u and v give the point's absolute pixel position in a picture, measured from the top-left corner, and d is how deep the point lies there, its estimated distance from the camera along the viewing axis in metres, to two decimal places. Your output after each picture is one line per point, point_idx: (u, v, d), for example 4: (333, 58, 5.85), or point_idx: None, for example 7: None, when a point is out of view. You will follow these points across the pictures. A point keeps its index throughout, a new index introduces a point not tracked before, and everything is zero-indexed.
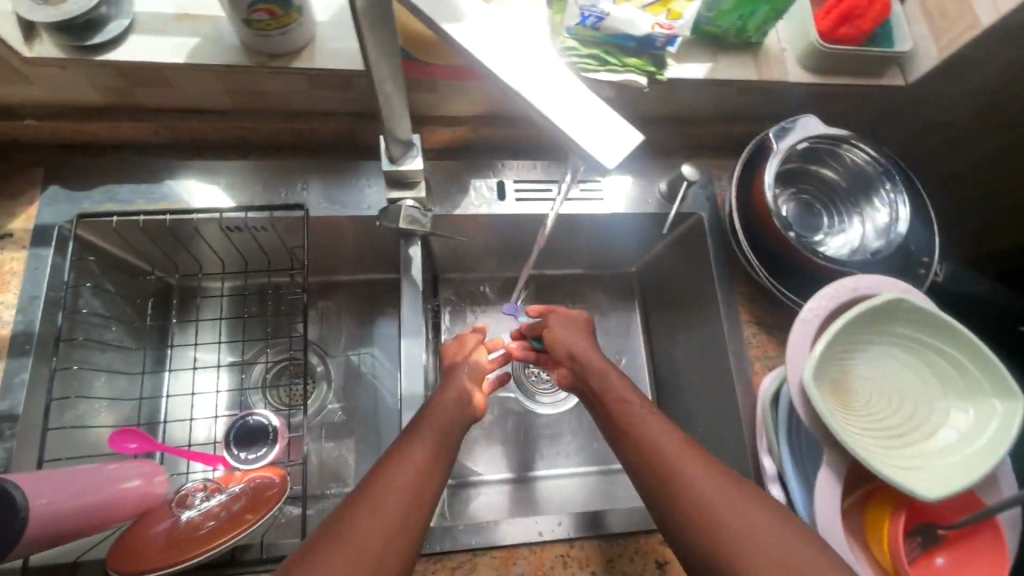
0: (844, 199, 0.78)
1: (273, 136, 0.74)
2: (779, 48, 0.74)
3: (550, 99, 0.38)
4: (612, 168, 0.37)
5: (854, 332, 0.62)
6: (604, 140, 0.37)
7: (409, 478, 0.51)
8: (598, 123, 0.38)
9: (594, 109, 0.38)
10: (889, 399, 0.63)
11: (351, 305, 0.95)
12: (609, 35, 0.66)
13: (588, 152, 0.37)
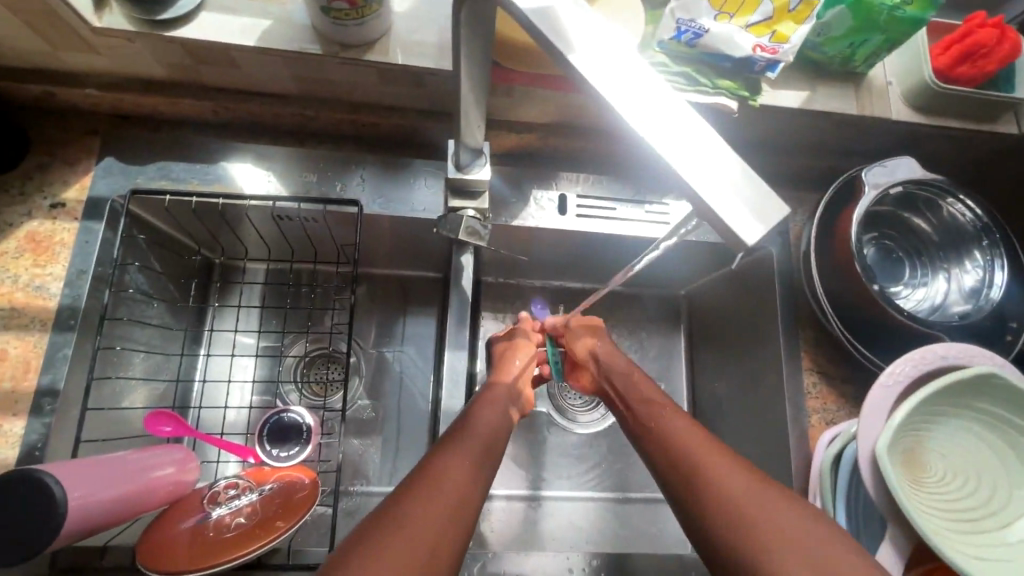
0: (932, 251, 0.72)
1: (333, 125, 0.71)
2: (884, 81, 0.68)
3: (679, 150, 0.31)
4: (751, 244, 0.31)
5: (936, 403, 0.57)
6: (744, 211, 0.31)
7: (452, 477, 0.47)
8: (738, 190, 0.31)
9: (730, 167, 0.31)
10: (964, 480, 0.58)
11: (385, 300, 0.91)
12: (705, 53, 0.61)
13: (723, 223, 0.31)
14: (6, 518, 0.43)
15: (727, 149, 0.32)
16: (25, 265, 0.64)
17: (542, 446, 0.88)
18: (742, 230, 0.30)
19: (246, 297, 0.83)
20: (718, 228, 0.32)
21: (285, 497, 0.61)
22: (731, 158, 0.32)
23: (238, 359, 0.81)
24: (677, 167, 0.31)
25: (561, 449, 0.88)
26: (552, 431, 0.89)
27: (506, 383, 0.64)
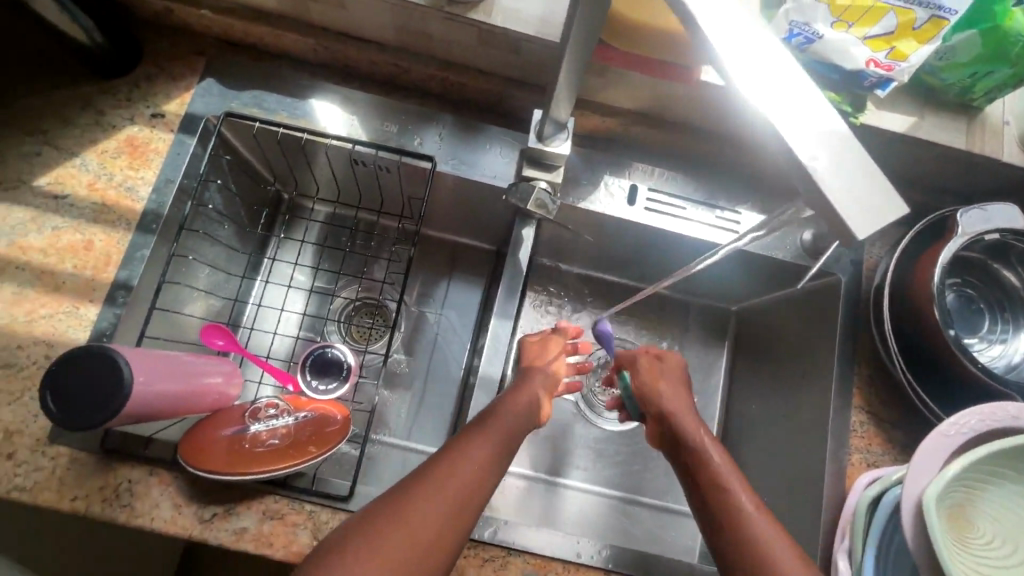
0: (1018, 306, 0.67)
1: (422, 81, 0.72)
2: (1001, 120, 0.64)
3: (789, 117, 0.31)
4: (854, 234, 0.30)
5: (1001, 462, 0.54)
6: (852, 194, 0.30)
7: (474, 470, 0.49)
8: (850, 171, 0.30)
9: (845, 149, 0.31)
10: (1015, 546, 0.55)
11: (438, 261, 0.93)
12: (816, 60, 0.58)
13: (827, 202, 0.30)
14: (83, 394, 0.46)
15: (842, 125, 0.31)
16: (121, 166, 0.68)
17: (559, 432, 0.88)
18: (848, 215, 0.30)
19: (308, 234, 0.86)
20: (818, 210, 0.31)
21: (317, 427, 0.64)
22: (845, 134, 0.31)
23: (289, 291, 0.84)
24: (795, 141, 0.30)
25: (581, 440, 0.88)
26: (576, 420, 0.89)
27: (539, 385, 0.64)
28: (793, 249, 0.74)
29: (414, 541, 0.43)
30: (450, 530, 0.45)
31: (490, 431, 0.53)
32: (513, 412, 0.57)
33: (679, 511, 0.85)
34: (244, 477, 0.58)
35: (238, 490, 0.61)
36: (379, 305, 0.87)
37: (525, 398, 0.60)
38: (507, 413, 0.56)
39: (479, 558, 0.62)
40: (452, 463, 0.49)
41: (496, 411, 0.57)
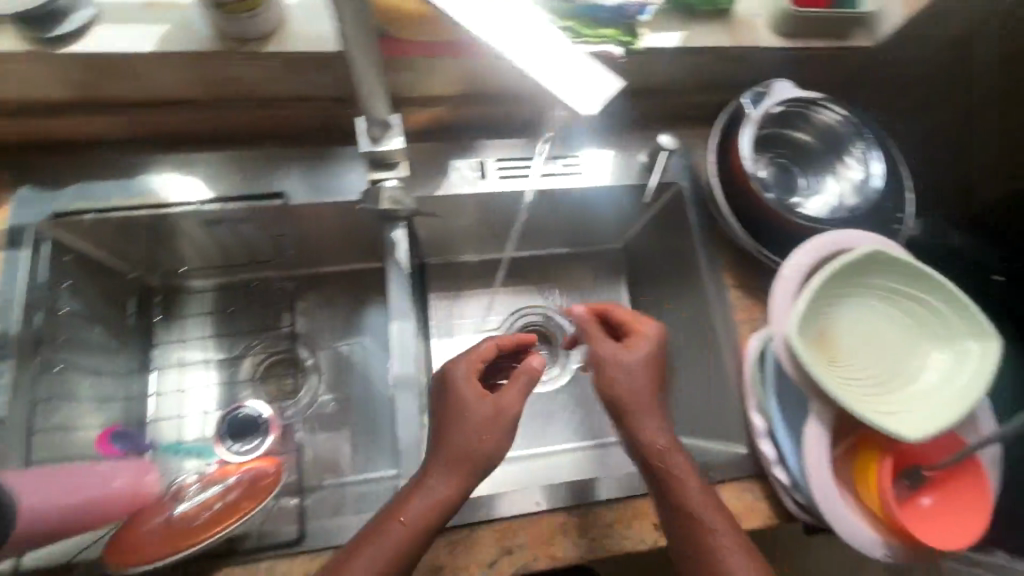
0: (820, 159, 0.79)
1: (249, 125, 0.74)
2: (751, 15, 0.74)
3: (539, 58, 0.36)
4: (592, 114, 0.35)
5: (843, 281, 0.63)
6: (579, 87, 0.36)
7: (452, 482, 0.56)
8: (575, 73, 0.36)
9: (572, 52, 0.36)
10: (871, 350, 0.64)
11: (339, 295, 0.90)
12: (585, 6, 0.66)
13: (572, 102, 0.36)
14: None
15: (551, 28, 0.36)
16: None
17: None
18: (604, 100, 0.36)
19: (197, 309, 0.85)
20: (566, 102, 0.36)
21: (248, 482, 0.63)
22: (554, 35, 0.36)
23: (192, 371, 0.82)
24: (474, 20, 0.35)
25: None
26: None
27: (474, 394, 0.60)
28: (637, 171, 0.81)
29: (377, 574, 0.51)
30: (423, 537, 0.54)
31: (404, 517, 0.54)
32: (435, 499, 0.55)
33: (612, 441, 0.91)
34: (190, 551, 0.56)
35: (180, 570, 0.59)
36: (290, 355, 0.86)
37: (444, 484, 0.56)
38: (423, 499, 0.55)
39: (444, 545, 0.64)
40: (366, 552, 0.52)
41: (416, 492, 0.55)
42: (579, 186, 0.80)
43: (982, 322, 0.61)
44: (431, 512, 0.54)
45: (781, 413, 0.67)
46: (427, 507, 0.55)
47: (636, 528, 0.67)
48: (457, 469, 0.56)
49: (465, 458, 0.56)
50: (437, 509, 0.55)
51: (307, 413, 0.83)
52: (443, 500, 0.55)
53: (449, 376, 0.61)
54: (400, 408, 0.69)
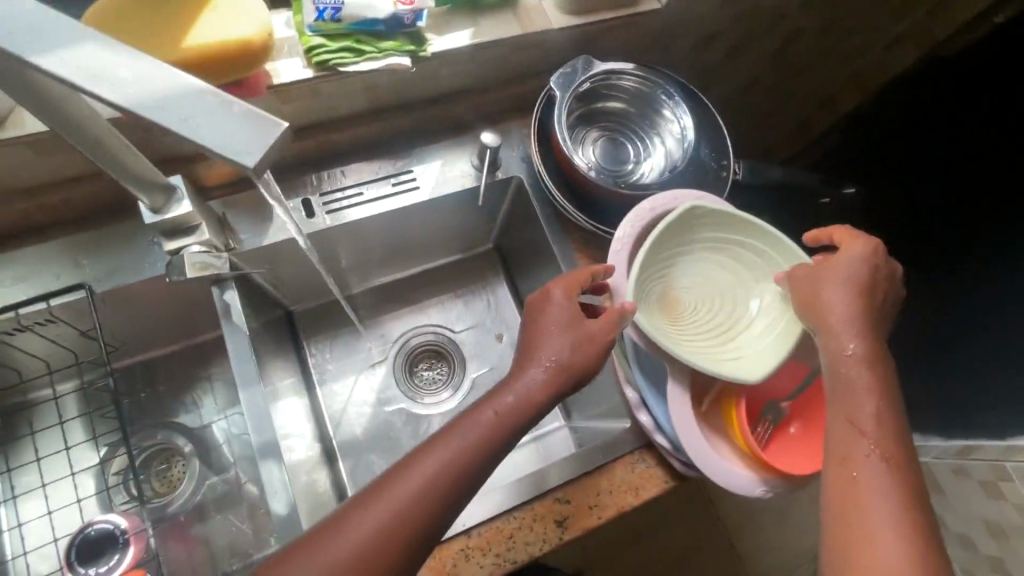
0: (641, 124, 0.81)
1: (27, 217, 0.66)
2: (536, 0, 0.74)
3: (185, 119, 0.31)
4: (250, 168, 0.30)
5: (668, 247, 0.64)
6: (233, 135, 0.31)
7: (462, 441, 0.54)
8: (228, 122, 0.31)
9: (222, 104, 0.32)
10: (711, 301, 0.66)
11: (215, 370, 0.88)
12: (354, 24, 0.64)
13: (225, 155, 0.31)
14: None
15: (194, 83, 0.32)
16: None
17: (388, 434, 0.88)
18: (265, 145, 0.31)
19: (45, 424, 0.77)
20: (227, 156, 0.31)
21: None
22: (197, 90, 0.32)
23: (51, 492, 0.75)
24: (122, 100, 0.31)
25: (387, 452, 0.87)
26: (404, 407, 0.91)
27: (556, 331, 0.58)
28: (471, 174, 0.79)
29: (367, 543, 0.49)
30: (423, 501, 0.51)
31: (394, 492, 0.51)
32: (440, 469, 0.52)
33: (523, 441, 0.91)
34: None
35: None
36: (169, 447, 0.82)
37: (453, 442, 0.54)
38: (427, 463, 0.52)
39: None
40: (348, 527, 0.50)
41: (414, 464, 0.53)
42: (416, 202, 0.78)
43: (798, 257, 0.62)
44: (425, 485, 0.51)
45: (648, 381, 0.68)
46: (421, 482, 0.51)
47: (538, 530, 0.66)
48: (472, 433, 0.54)
49: (469, 429, 0.54)
50: (443, 477, 0.52)
51: (197, 499, 0.81)
52: (449, 469, 0.52)
53: (549, 300, 0.60)
54: (268, 479, 0.65)
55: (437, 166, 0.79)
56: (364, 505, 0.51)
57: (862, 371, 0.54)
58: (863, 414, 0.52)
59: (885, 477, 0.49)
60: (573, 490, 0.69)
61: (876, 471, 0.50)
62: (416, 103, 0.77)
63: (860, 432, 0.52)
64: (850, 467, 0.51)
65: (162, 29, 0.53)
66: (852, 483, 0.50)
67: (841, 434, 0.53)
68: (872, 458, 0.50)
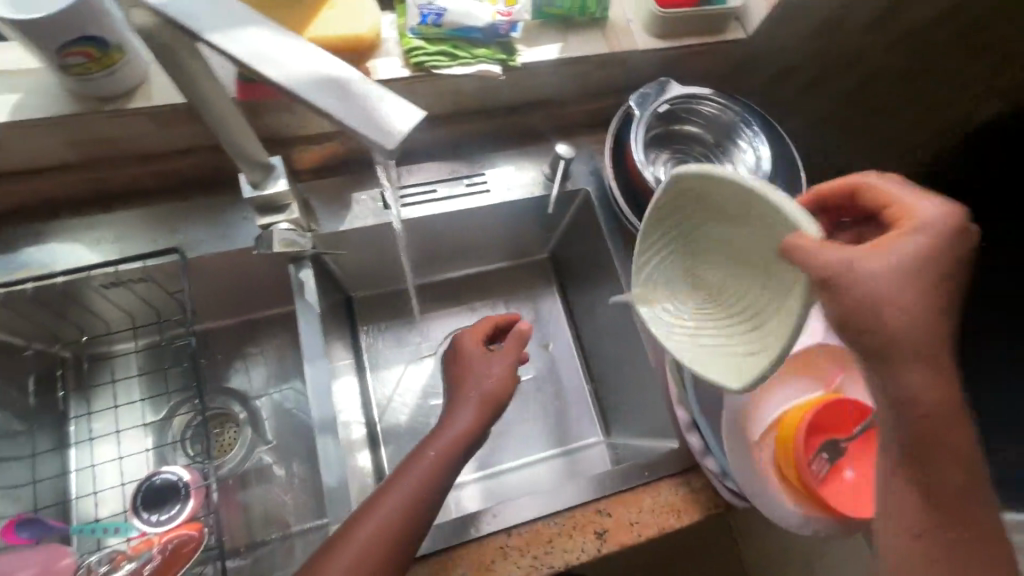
0: (714, 150, 0.81)
1: (134, 183, 0.71)
2: (625, 20, 0.76)
3: (336, 100, 0.35)
4: (391, 149, 0.33)
5: (668, 220, 0.57)
6: (381, 117, 0.34)
7: (427, 465, 0.59)
8: (376, 104, 0.34)
9: (371, 91, 0.35)
10: (747, 265, 0.53)
11: (276, 347, 0.92)
12: (454, 30, 0.67)
13: (373, 136, 0.34)
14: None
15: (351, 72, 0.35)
16: None
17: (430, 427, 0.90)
18: (407, 129, 0.34)
19: (118, 376, 0.82)
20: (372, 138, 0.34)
21: (169, 552, 0.62)
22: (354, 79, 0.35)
23: (116, 440, 0.80)
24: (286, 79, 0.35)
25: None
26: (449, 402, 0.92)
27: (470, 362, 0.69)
28: (541, 184, 0.82)
29: (372, 547, 0.53)
30: (408, 513, 0.56)
31: (395, 494, 0.56)
32: (426, 469, 0.58)
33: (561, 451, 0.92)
34: None
35: None
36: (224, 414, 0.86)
37: (417, 463, 0.59)
38: (410, 473, 0.58)
39: None
40: (362, 526, 0.54)
41: (408, 469, 0.58)
42: (487, 204, 0.80)
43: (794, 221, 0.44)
44: (420, 487, 0.57)
45: (702, 407, 0.69)
46: (417, 482, 0.57)
47: (578, 538, 0.67)
48: (445, 440, 0.61)
49: (445, 436, 0.62)
50: (433, 476, 0.58)
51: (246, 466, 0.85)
52: (437, 469, 0.59)
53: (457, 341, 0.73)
54: (324, 454, 0.67)
55: (510, 172, 0.81)
56: (369, 509, 0.55)
57: (933, 406, 0.46)
58: (947, 444, 0.46)
59: (970, 497, 0.47)
60: (615, 504, 0.69)
61: (946, 490, 0.47)
62: (496, 109, 0.80)
63: (948, 462, 0.47)
64: (937, 497, 0.47)
65: (285, 22, 0.58)
66: (929, 518, 0.47)
67: (917, 470, 0.47)
68: (969, 483, 0.47)
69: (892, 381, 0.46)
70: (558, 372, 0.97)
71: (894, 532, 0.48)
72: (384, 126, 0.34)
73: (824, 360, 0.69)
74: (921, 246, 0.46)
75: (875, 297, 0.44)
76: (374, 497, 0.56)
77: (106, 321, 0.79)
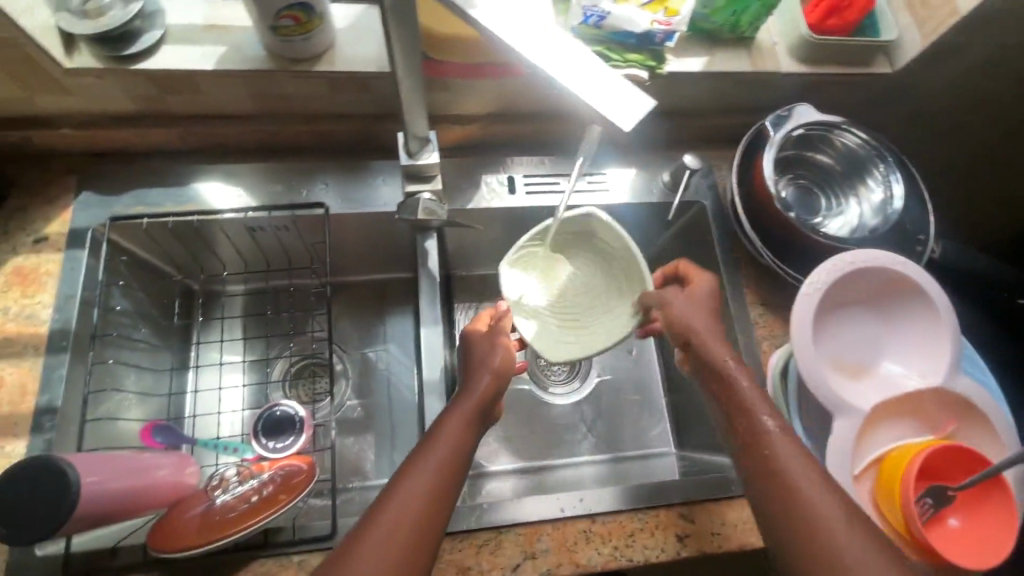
0: (840, 181, 0.81)
1: (293, 139, 0.79)
2: (771, 42, 0.77)
3: (578, 79, 0.38)
4: (631, 131, 0.38)
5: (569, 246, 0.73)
6: (617, 103, 0.38)
7: (455, 441, 0.56)
8: (612, 90, 0.39)
9: (610, 76, 0.39)
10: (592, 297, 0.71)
11: (359, 306, 0.94)
12: (612, 32, 0.70)
13: (609, 116, 0.38)
14: (35, 522, 0.46)
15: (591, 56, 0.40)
16: (14, 297, 0.68)
17: (511, 409, 0.93)
18: (639, 116, 0.38)
19: (234, 312, 0.87)
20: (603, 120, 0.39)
21: (283, 480, 0.64)
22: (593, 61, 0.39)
23: (227, 372, 0.84)
24: (524, 50, 0.39)
25: (505, 423, 0.92)
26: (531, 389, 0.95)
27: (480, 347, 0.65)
28: (659, 191, 0.84)
29: (411, 519, 0.50)
30: (443, 485, 0.53)
31: (416, 483, 0.52)
32: (444, 450, 0.55)
33: (634, 455, 0.92)
34: (222, 544, 0.59)
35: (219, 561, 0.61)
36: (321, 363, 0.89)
37: (446, 433, 0.56)
38: (437, 447, 0.55)
39: (473, 546, 0.65)
40: (388, 518, 0.49)
41: (422, 455, 0.54)
42: (605, 203, 0.82)
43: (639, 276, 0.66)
44: (438, 474, 0.53)
45: (806, 431, 0.68)
46: (436, 467, 0.53)
47: (659, 537, 0.68)
48: (460, 421, 0.57)
49: (455, 419, 0.57)
50: (454, 457, 0.55)
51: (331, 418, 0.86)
52: (453, 452, 0.55)
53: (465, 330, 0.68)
54: (430, 411, 0.71)
55: (631, 175, 0.84)
56: (391, 499, 0.51)
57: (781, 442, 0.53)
58: (808, 487, 0.49)
59: (853, 537, 0.46)
60: (698, 510, 0.70)
61: (838, 530, 0.47)
62: None
63: (820, 507, 0.48)
64: (824, 536, 0.47)
65: None
66: (831, 561, 0.46)
67: (779, 513, 0.50)
68: (823, 509, 0.48)
69: (748, 423, 0.54)
70: (640, 378, 0.97)
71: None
72: (619, 109, 0.38)
73: (939, 406, 0.65)
74: (708, 306, 0.64)
75: (693, 329, 0.61)
76: (392, 489, 0.51)
77: (234, 261, 0.84)
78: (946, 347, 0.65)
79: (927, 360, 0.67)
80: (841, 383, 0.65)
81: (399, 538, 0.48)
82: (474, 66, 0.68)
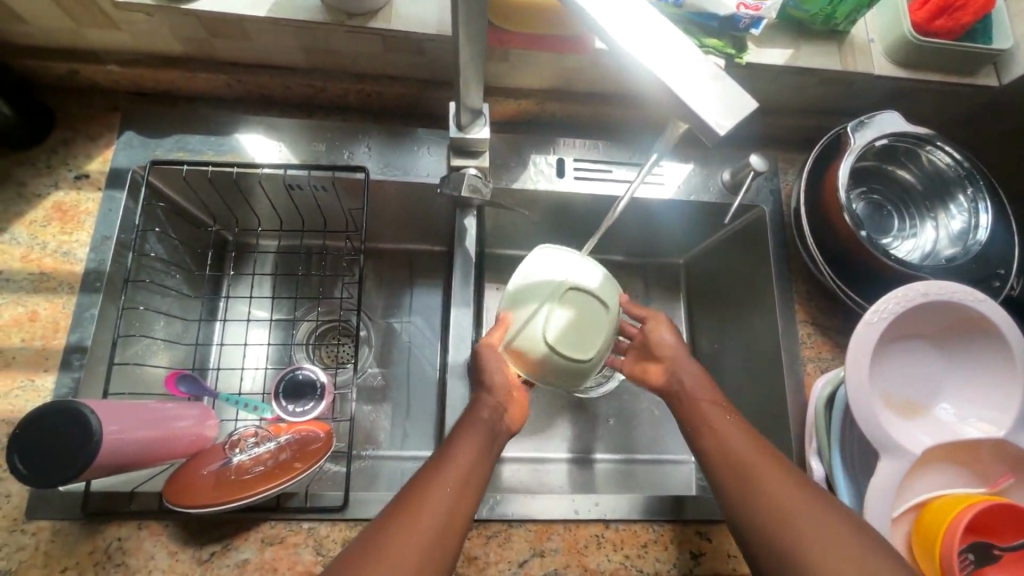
0: (919, 201, 0.75)
1: (339, 96, 0.76)
2: (866, 39, 0.70)
3: (670, 70, 0.34)
4: (721, 134, 0.34)
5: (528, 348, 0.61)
6: (709, 100, 0.34)
7: (470, 456, 0.52)
8: (704, 84, 0.34)
9: (703, 67, 0.34)
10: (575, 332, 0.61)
11: (393, 276, 0.92)
12: (692, 13, 0.63)
13: (698, 116, 0.34)
14: (65, 456, 0.46)
15: (686, 41, 0.35)
16: (53, 232, 0.68)
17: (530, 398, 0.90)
18: (732, 117, 0.34)
19: (264, 269, 0.85)
20: (688, 119, 0.35)
21: (301, 445, 0.64)
22: (688, 47, 0.35)
23: (254, 328, 0.83)
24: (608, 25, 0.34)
25: None
26: None
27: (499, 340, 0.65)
28: (717, 190, 0.78)
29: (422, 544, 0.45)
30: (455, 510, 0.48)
31: (432, 500, 0.47)
32: (474, 442, 0.53)
33: (651, 460, 0.89)
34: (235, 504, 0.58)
35: (230, 518, 0.61)
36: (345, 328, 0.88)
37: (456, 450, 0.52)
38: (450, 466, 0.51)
39: (482, 535, 0.64)
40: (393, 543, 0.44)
41: (440, 463, 0.51)
42: (656, 197, 0.77)
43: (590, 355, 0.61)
44: (461, 481, 0.50)
45: (843, 464, 0.64)
46: (458, 477, 0.50)
47: (672, 552, 0.65)
48: (478, 435, 0.55)
49: (473, 426, 0.55)
50: (469, 474, 0.51)
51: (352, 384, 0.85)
52: (465, 473, 0.51)
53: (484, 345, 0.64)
54: (451, 393, 0.69)
55: (688, 171, 0.78)
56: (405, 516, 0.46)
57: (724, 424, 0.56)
58: (749, 457, 0.52)
59: (796, 489, 0.49)
60: (715, 529, 0.67)
61: (777, 488, 0.49)
62: None
63: (750, 461, 0.52)
64: (767, 489, 0.49)
65: None
66: (779, 520, 0.47)
67: (727, 482, 0.52)
68: (757, 467, 0.51)
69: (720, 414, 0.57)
70: None
71: (757, 534, 0.48)
72: (714, 105, 0.34)
73: (994, 458, 0.60)
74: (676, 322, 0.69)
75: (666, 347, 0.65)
76: (401, 510, 0.47)
77: (269, 217, 0.82)
78: (1014, 398, 0.60)
79: (987, 407, 0.61)
80: (892, 421, 0.60)
81: (434, 523, 0.46)
82: (538, 37, 0.63)
